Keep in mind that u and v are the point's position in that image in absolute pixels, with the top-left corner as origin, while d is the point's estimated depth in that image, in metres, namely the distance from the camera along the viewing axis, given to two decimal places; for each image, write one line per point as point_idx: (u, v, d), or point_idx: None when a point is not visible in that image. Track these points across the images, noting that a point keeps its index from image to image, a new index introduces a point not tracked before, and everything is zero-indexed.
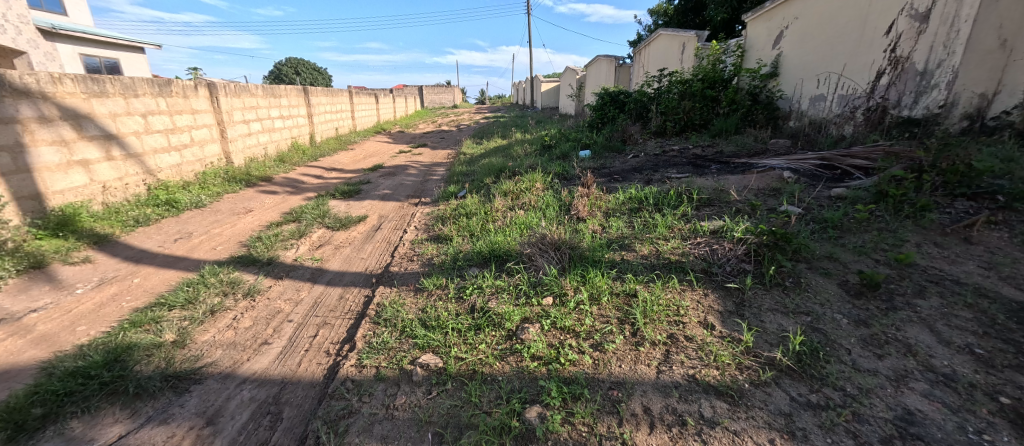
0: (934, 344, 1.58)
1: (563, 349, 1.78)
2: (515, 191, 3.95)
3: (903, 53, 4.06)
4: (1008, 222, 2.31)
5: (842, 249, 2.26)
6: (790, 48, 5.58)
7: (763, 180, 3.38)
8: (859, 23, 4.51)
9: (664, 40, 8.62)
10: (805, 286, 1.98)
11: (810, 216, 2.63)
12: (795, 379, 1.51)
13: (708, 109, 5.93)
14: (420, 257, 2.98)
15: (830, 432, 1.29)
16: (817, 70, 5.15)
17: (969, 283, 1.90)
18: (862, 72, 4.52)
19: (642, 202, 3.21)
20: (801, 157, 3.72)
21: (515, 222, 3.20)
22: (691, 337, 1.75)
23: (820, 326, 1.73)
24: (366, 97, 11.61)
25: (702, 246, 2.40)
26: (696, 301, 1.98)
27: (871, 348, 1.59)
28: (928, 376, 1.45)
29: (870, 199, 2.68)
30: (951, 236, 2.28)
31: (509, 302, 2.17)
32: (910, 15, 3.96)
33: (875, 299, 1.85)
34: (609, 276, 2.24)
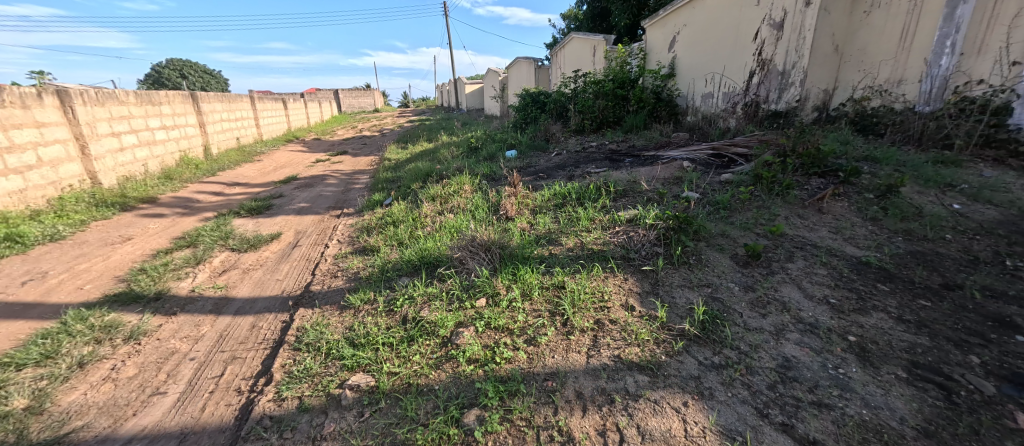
0: (801, 299, 1.89)
1: (498, 348, 1.80)
2: (443, 196, 3.91)
3: (767, 56, 4.78)
4: (847, 194, 2.83)
5: (732, 226, 2.59)
6: (681, 51, 6.25)
7: (668, 170, 3.73)
8: (733, 30, 5.21)
9: (577, 43, 9.11)
10: (705, 262, 2.24)
11: (706, 200, 2.97)
12: (701, 345, 1.69)
13: (619, 107, 6.37)
14: (345, 273, 2.80)
15: (730, 387, 1.48)
16: (704, 71, 5.83)
17: (825, 246, 2.30)
18: (739, 73, 5.22)
19: (566, 198, 3.36)
20: (696, 147, 4.17)
21: (444, 226, 3.16)
22: (614, 320, 1.88)
23: (718, 295, 1.98)
24: (272, 103, 10.61)
25: (620, 234, 2.59)
26: (617, 285, 2.13)
27: (757, 309, 1.86)
28: (799, 327, 1.73)
29: (750, 182, 3.10)
30: (810, 208, 2.73)
31: (441, 308, 2.13)
32: (770, 24, 4.68)
33: (758, 267, 2.17)
34: (538, 271, 2.31)
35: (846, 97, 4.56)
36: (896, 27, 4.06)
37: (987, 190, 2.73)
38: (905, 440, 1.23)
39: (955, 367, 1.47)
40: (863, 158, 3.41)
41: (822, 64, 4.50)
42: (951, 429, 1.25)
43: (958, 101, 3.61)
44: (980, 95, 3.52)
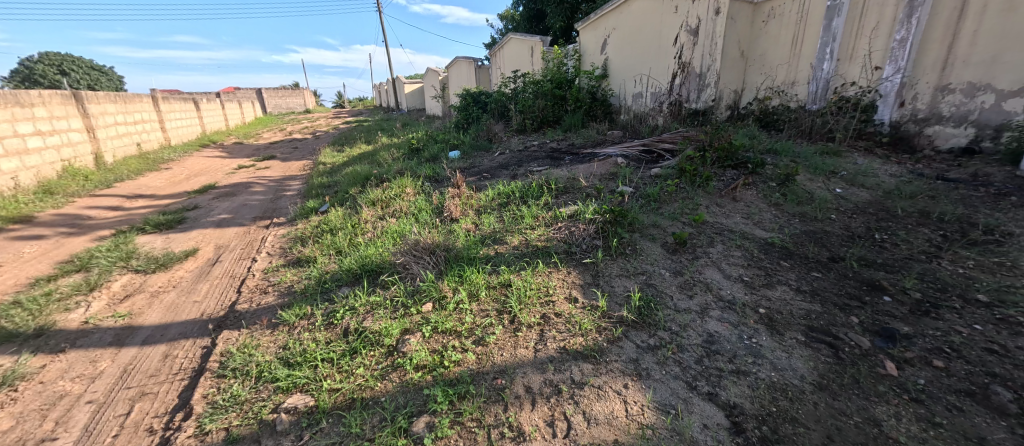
0: (720, 279, 2.10)
1: (446, 352, 1.78)
2: (383, 200, 3.77)
3: (686, 59, 5.21)
4: (756, 183, 3.17)
5: (662, 217, 2.78)
6: (611, 54, 6.60)
7: (604, 167, 3.92)
8: (656, 35, 5.62)
9: (514, 44, 9.22)
10: (639, 252, 2.39)
11: (638, 193, 3.16)
12: (638, 329, 1.80)
13: (557, 107, 6.49)
14: (276, 288, 2.60)
15: (664, 365, 1.59)
16: (632, 73, 6.22)
17: (739, 231, 2.56)
18: (663, 74, 5.63)
19: (510, 196, 3.40)
20: (629, 144, 4.41)
21: (386, 231, 3.05)
22: (558, 313, 1.94)
23: (652, 282, 2.12)
24: (180, 104, 9.51)
25: (563, 230, 2.66)
26: (561, 279, 2.20)
27: (685, 291, 2.03)
28: (720, 304, 1.91)
29: (676, 175, 3.35)
30: (726, 197, 3.02)
31: (385, 317, 2.06)
32: (686, 31, 5.13)
33: (685, 253, 2.36)
34: (484, 271, 2.32)
35: (752, 97, 5.15)
36: (789, 36, 4.66)
37: (861, 176, 3.22)
38: (806, 394, 1.41)
39: (840, 327, 1.72)
40: (767, 151, 3.84)
41: (731, 68, 5.02)
42: (840, 381, 1.46)
43: (837, 100, 4.20)
44: (853, 95, 4.14)
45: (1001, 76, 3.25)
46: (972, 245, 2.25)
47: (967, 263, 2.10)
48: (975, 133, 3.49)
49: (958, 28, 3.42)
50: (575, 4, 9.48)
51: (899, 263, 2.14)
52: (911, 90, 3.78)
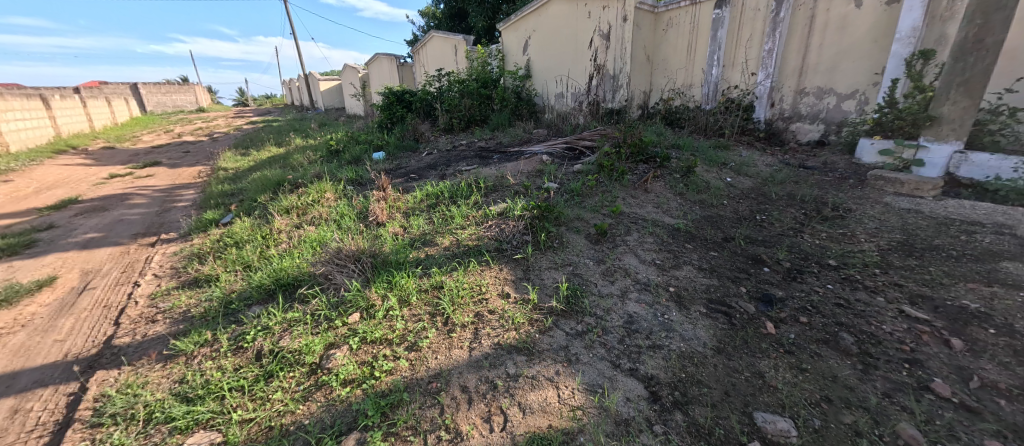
0: (637, 264, 2.29)
1: (377, 362, 1.72)
2: (299, 207, 3.48)
3: (601, 62, 5.57)
4: (663, 175, 3.50)
5: (585, 210, 2.95)
6: (532, 54, 6.79)
7: (530, 164, 4.03)
8: (572, 38, 5.92)
9: (437, 42, 9.07)
10: (566, 244, 2.50)
11: (563, 188, 3.30)
12: (567, 318, 1.89)
13: (484, 106, 6.48)
14: (169, 314, 2.28)
15: (591, 348, 1.70)
16: (552, 74, 6.48)
17: (651, 219, 2.81)
18: (581, 76, 5.95)
19: (439, 197, 3.35)
20: (553, 142, 4.59)
21: (304, 241, 2.83)
22: (491, 309, 1.97)
23: (578, 271, 2.24)
24: (24, 102, 7.83)
25: (493, 227, 2.69)
26: (494, 276, 2.23)
27: (607, 277, 2.18)
28: (638, 287, 2.09)
29: (596, 171, 3.56)
30: (639, 189, 3.29)
31: (306, 333, 1.92)
32: (599, 35, 5.50)
33: (606, 243, 2.53)
34: (414, 274, 2.26)
35: (658, 98, 5.69)
36: (684, 43, 5.23)
37: (745, 167, 3.72)
38: (708, 359, 1.60)
39: (733, 297, 1.98)
40: (673, 146, 4.25)
41: (639, 71, 5.51)
42: (734, 344, 1.68)
43: (725, 101, 4.81)
44: (737, 97, 4.77)
45: (840, 81, 4.07)
46: (825, 221, 2.73)
47: (822, 235, 2.54)
48: (824, 128, 4.28)
49: (810, 42, 4.21)
50: (496, 4, 9.61)
51: (775, 239, 2.52)
52: (778, 92, 4.54)
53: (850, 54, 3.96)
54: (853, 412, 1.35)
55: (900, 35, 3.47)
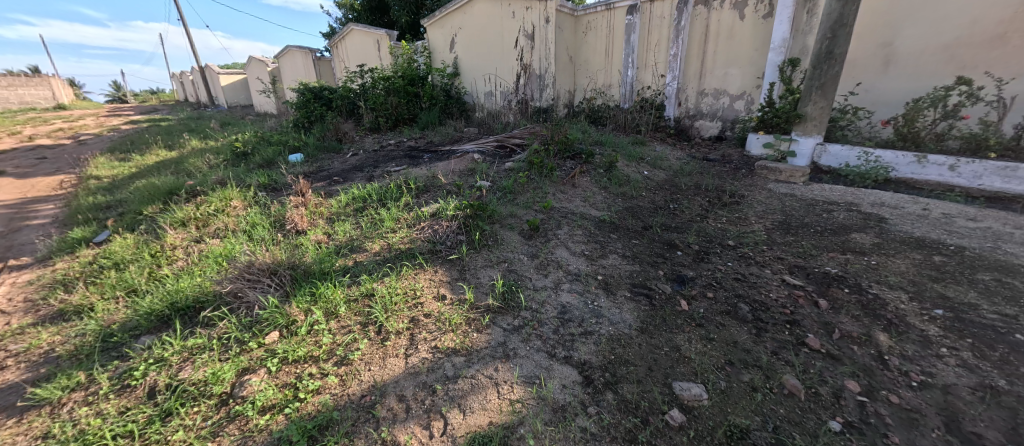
0: (568, 256, 2.40)
1: (301, 382, 1.60)
2: (200, 217, 3.10)
3: (527, 62, 5.72)
4: (589, 171, 3.69)
5: (517, 207, 3.01)
6: (459, 52, 6.72)
7: (462, 163, 4.01)
8: (497, 37, 5.98)
9: (357, 36, 8.60)
10: (500, 242, 2.53)
11: (495, 186, 3.33)
12: (504, 314, 1.92)
13: (412, 104, 6.28)
14: (26, 357, 1.89)
15: (528, 341, 1.75)
16: (480, 72, 6.49)
17: (579, 213, 2.95)
18: (508, 74, 6.06)
19: (366, 200, 3.19)
20: (484, 141, 4.60)
21: (209, 256, 2.53)
22: (426, 313, 1.94)
23: (513, 267, 2.29)
24: None
25: (425, 229, 2.63)
26: (429, 279, 2.19)
27: (541, 270, 2.26)
28: (569, 278, 2.19)
29: (526, 168, 3.65)
30: (568, 184, 3.44)
31: (213, 360, 1.72)
32: (524, 35, 5.63)
33: (539, 238, 2.61)
34: (342, 284, 2.13)
35: (582, 97, 6.00)
36: (603, 45, 5.56)
37: (659, 161, 4.06)
38: (633, 339, 1.74)
39: (652, 280, 2.16)
40: (596, 143, 4.49)
41: (563, 71, 5.75)
42: (654, 323, 1.84)
43: (640, 100, 5.21)
44: (650, 97, 5.20)
45: (732, 84, 4.62)
46: (725, 206, 3.09)
47: (723, 220, 2.87)
48: (721, 125, 4.83)
49: (706, 48, 4.71)
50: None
51: (685, 225, 2.79)
52: (684, 93, 5.02)
53: (738, 60, 4.50)
54: (750, 371, 1.56)
55: (775, 45, 4.02)
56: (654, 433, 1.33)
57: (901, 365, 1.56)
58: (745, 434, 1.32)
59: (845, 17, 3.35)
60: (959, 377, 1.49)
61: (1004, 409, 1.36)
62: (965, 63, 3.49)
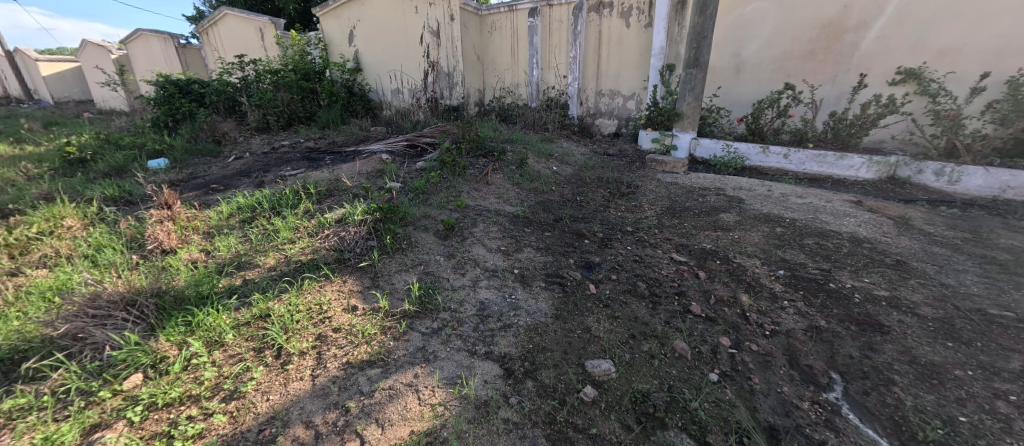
0: (485, 253, 2.43)
1: (178, 428, 1.34)
2: (16, 243, 2.43)
3: (434, 59, 5.62)
4: (501, 168, 3.77)
5: (431, 207, 2.95)
6: (359, 46, 6.32)
7: (369, 164, 3.80)
8: (401, 32, 5.77)
9: (233, 22, 7.60)
10: (415, 244, 2.46)
11: (407, 187, 3.22)
12: (422, 317, 1.88)
13: (308, 101, 5.76)
14: None
15: (448, 342, 1.73)
16: (384, 68, 6.21)
17: (493, 210, 3.00)
18: (415, 72, 5.90)
19: (257, 209, 2.85)
20: (392, 140, 4.41)
21: (32, 290, 2.00)
22: (336, 328, 1.80)
23: (430, 269, 2.24)
24: None
25: (330, 237, 2.44)
26: (336, 291, 2.03)
27: (458, 270, 2.25)
28: (487, 274, 2.22)
29: (438, 167, 3.59)
30: (481, 182, 3.47)
31: (41, 422, 1.33)
32: (429, 32, 5.52)
33: (454, 237, 2.59)
34: (227, 307, 1.85)
35: (492, 95, 6.10)
36: (508, 45, 5.71)
37: (565, 157, 4.30)
38: (549, 326, 1.83)
39: (564, 268, 2.30)
40: (506, 140, 4.59)
41: (471, 69, 5.78)
42: (568, 308, 1.96)
43: (546, 99, 5.46)
44: (555, 96, 5.49)
45: (624, 85, 5.07)
46: (623, 196, 3.40)
47: (622, 208, 3.15)
48: (617, 122, 5.29)
49: (600, 52, 5.11)
50: None
51: (591, 215, 3.01)
52: (584, 92, 5.39)
53: (627, 64, 4.97)
54: (648, 341, 1.75)
55: (656, 51, 4.52)
56: (571, 412, 1.42)
57: (758, 319, 1.89)
58: (646, 397, 1.48)
59: (705, 30, 3.88)
60: (796, 322, 1.87)
61: (825, 343, 1.74)
62: (790, 72, 4.28)
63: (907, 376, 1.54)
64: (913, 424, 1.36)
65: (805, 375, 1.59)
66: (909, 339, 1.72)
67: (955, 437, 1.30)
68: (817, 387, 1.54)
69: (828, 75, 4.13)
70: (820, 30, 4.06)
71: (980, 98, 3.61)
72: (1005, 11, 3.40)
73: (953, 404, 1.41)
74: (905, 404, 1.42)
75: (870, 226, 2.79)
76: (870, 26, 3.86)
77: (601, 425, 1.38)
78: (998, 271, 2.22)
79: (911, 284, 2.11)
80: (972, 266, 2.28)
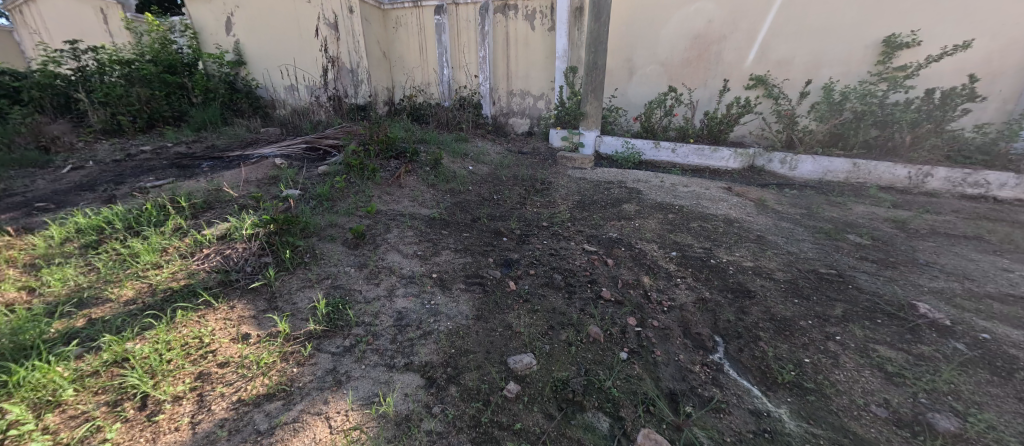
0: (400, 259, 2.31)
1: None
2: None
3: (333, 54, 5.23)
4: (414, 169, 3.63)
5: (337, 215, 2.72)
6: (240, 35, 5.56)
7: (259, 170, 3.38)
8: (291, 23, 5.24)
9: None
10: (320, 256, 2.25)
11: (308, 194, 2.93)
12: (331, 336, 1.72)
13: (175, 99, 4.93)
14: None
15: (361, 359, 1.61)
16: (274, 62, 5.57)
17: (408, 213, 2.88)
18: (311, 66, 5.41)
19: (106, 230, 2.33)
20: (288, 143, 3.98)
21: None
22: (223, 362, 1.55)
23: (338, 282, 2.07)
24: None
25: (211, 257, 2.11)
26: (221, 319, 1.76)
27: (372, 280, 2.11)
28: (403, 282, 2.12)
29: (344, 171, 3.34)
30: (393, 185, 3.30)
31: None
32: (325, 24, 5.10)
33: (365, 245, 2.42)
34: (65, 356, 1.48)
35: (401, 94, 5.85)
36: (415, 42, 5.53)
37: (480, 156, 4.30)
38: (470, 328, 1.81)
39: (483, 268, 2.29)
40: (418, 140, 4.43)
41: (377, 66, 5.47)
42: (488, 308, 1.95)
43: (458, 99, 5.41)
44: (467, 96, 5.46)
45: (533, 85, 5.23)
46: (538, 193, 3.50)
47: (537, 205, 3.25)
48: (529, 121, 5.44)
49: (508, 53, 5.20)
50: None
51: (508, 213, 3.05)
52: (496, 92, 5.45)
53: (534, 64, 5.13)
54: (566, 330, 1.82)
55: (559, 54, 4.75)
56: (495, 411, 1.41)
57: (657, 296, 2.08)
58: (566, 384, 1.54)
59: (600, 36, 4.17)
60: (687, 296, 2.10)
61: (709, 311, 1.98)
62: (672, 77, 4.81)
63: (769, 331, 1.82)
64: (775, 371, 1.62)
65: (696, 342, 1.80)
66: (769, 300, 2.04)
67: (803, 376, 1.58)
68: (705, 351, 1.74)
69: (700, 80, 4.72)
70: (692, 40, 4.61)
71: (805, 101, 4.42)
72: (821, 33, 4.19)
73: (801, 350, 1.71)
74: (769, 355, 1.69)
75: (738, 208, 3.25)
76: (729, 39, 4.48)
77: (525, 419, 1.40)
78: (825, 237, 2.74)
79: (768, 254, 2.50)
80: (808, 235, 2.79)
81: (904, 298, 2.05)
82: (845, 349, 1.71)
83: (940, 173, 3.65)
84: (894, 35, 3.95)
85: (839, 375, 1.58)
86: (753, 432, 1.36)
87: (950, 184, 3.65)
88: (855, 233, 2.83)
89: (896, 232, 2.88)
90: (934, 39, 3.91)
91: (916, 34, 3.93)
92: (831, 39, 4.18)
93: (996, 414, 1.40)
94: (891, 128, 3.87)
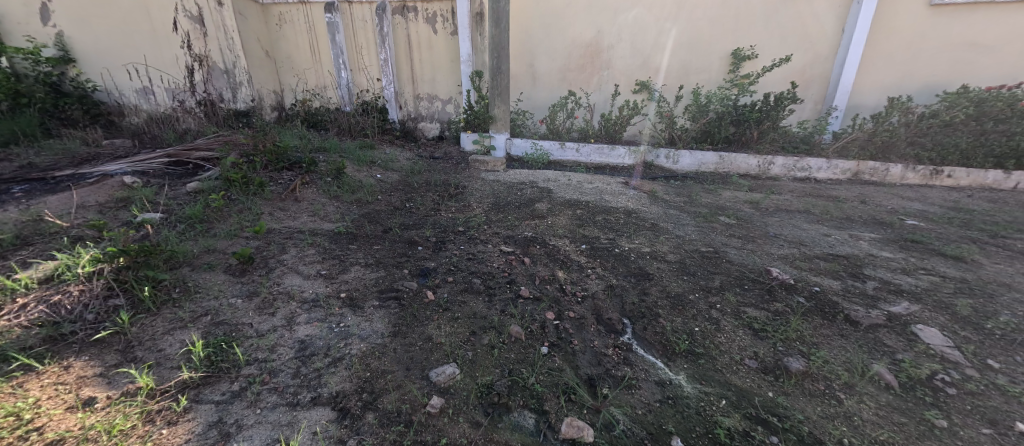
0: (301, 281, 2.08)
1: None
2: None
3: (200, 52, 4.51)
4: (312, 180, 3.32)
5: (216, 239, 2.35)
6: (62, 25, 4.48)
7: (102, 192, 2.78)
8: (139, 13, 4.40)
9: None
10: (195, 289, 1.93)
11: (174, 217, 2.49)
12: (215, 382, 1.47)
13: None
14: None
15: (255, 402, 1.40)
16: (116, 59, 4.62)
17: (308, 230, 2.61)
18: (171, 66, 4.60)
19: None
20: (142, 157, 3.34)
21: None
22: (55, 441, 1.22)
23: (222, 317, 1.78)
24: None
25: (26, 308, 1.64)
26: (49, 386, 1.39)
27: (266, 310, 1.86)
28: (306, 307, 1.90)
29: (223, 187, 2.91)
30: (288, 200, 2.97)
31: None
32: (186, 16, 4.38)
33: (256, 270, 2.13)
34: None
35: (293, 98, 5.33)
36: (304, 41, 5.06)
37: (388, 163, 4.09)
38: (386, 346, 1.69)
39: (398, 281, 2.17)
40: (314, 149, 4.06)
41: (259, 67, 4.88)
42: (405, 322, 1.85)
43: (360, 103, 5.09)
44: (370, 100, 5.16)
45: (439, 89, 5.15)
46: (452, 198, 3.45)
47: (452, 210, 3.19)
48: (439, 125, 5.34)
49: (410, 55, 5.05)
50: None
51: (422, 221, 2.94)
52: (401, 96, 5.24)
53: (438, 68, 5.04)
54: (487, 333, 1.81)
55: (464, 58, 4.72)
56: (419, 430, 1.34)
57: (571, 288, 2.18)
58: (491, 388, 1.53)
59: (501, 41, 4.25)
60: (597, 285, 2.23)
61: (617, 296, 2.13)
62: (570, 81, 5.11)
63: (667, 309, 2.02)
64: (673, 342, 1.79)
65: (607, 327, 1.92)
66: (665, 279, 2.27)
67: (694, 343, 1.78)
68: (616, 334, 1.87)
69: (595, 85, 5.10)
70: (585, 48, 4.95)
71: (679, 103, 5.04)
72: (690, 44, 4.79)
73: (692, 321, 1.92)
74: (667, 329, 1.87)
75: (635, 200, 3.57)
76: (616, 48, 4.90)
77: (450, 432, 1.34)
78: (703, 221, 3.14)
79: (661, 239, 2.78)
80: (690, 220, 3.16)
81: (762, 265, 2.44)
82: (724, 315, 1.97)
83: (778, 161, 4.45)
84: (739, 49, 4.69)
85: (720, 338, 1.81)
86: (658, 401, 1.49)
87: (786, 169, 4.47)
88: (724, 215, 3.29)
89: (753, 211, 3.41)
90: (768, 52, 4.74)
91: (753, 49, 4.72)
92: (696, 50, 4.82)
93: (829, 350, 1.73)
94: (744, 125, 4.57)
